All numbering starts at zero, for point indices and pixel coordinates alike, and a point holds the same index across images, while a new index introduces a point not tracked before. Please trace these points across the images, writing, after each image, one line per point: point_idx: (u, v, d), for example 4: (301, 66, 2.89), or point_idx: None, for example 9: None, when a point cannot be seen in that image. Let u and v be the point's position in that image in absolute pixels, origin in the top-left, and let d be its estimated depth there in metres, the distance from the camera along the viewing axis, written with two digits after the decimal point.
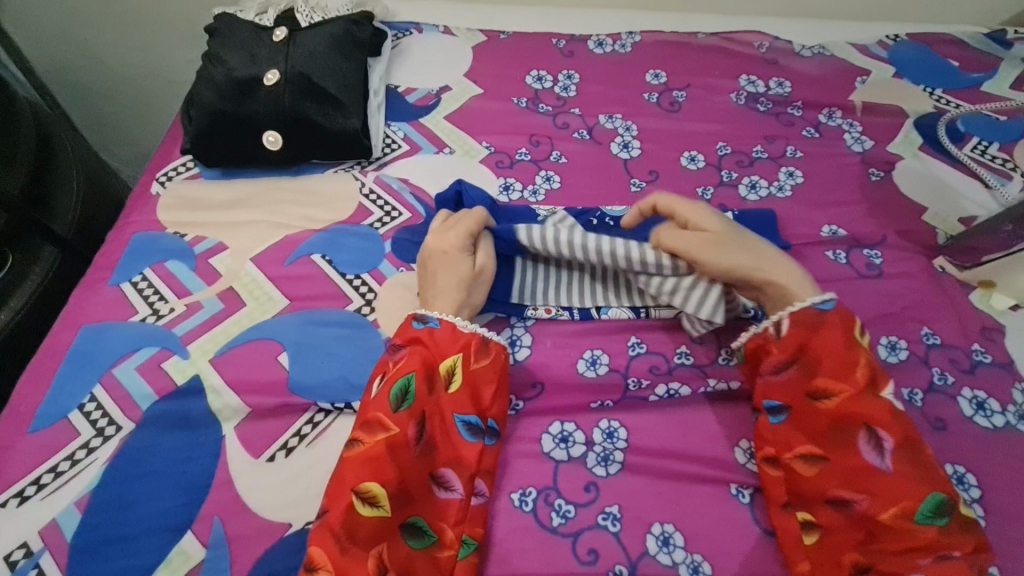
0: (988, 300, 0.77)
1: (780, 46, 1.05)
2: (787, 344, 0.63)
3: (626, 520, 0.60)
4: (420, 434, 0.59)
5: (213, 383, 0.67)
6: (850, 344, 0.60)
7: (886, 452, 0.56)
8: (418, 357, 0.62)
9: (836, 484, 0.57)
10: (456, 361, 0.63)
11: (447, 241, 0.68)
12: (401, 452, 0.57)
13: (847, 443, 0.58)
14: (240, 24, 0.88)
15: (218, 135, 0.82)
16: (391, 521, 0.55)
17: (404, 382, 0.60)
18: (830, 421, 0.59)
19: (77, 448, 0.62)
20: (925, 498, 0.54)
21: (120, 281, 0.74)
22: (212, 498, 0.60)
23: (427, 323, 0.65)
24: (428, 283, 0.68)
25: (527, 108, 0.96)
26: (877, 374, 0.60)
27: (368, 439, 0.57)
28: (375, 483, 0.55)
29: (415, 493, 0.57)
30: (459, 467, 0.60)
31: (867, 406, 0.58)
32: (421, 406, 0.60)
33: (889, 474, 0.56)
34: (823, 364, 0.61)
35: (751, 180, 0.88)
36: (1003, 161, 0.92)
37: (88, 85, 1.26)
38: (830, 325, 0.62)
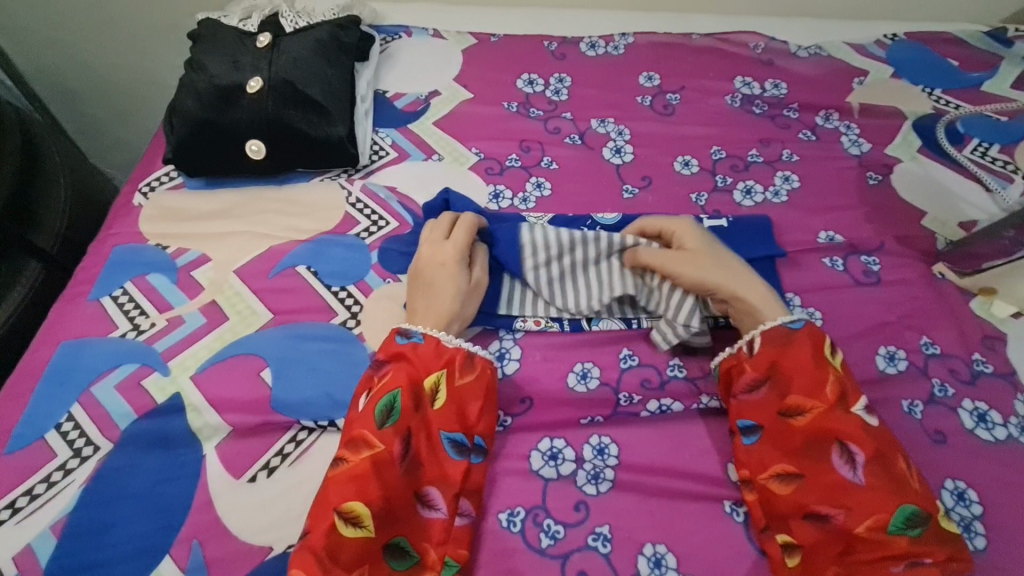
0: (989, 307, 0.75)
1: (776, 46, 1.03)
2: (759, 361, 0.62)
3: (616, 541, 0.59)
4: (406, 450, 0.58)
5: (194, 401, 0.65)
6: (819, 361, 0.60)
7: (858, 466, 0.56)
8: (405, 372, 0.60)
9: (813, 500, 0.56)
10: (440, 377, 0.61)
11: (444, 255, 0.68)
12: (387, 471, 0.56)
13: (821, 458, 0.57)
14: (223, 30, 0.86)
15: (200, 144, 0.80)
16: (375, 540, 0.54)
17: (389, 399, 0.59)
18: (804, 438, 0.59)
19: (53, 470, 0.61)
20: (896, 509, 0.54)
21: (100, 295, 0.73)
22: (192, 521, 0.59)
23: (411, 338, 0.63)
24: (419, 295, 0.67)
25: (517, 113, 0.94)
26: (847, 389, 0.59)
27: (353, 458, 0.56)
28: (358, 502, 0.54)
29: (399, 512, 0.55)
30: (443, 485, 0.58)
31: (840, 421, 0.58)
32: (406, 423, 0.58)
33: (863, 488, 0.55)
34: (795, 381, 0.60)
35: (747, 185, 0.86)
36: (1005, 163, 0.89)
37: (75, 91, 1.24)
38: (799, 343, 0.62)
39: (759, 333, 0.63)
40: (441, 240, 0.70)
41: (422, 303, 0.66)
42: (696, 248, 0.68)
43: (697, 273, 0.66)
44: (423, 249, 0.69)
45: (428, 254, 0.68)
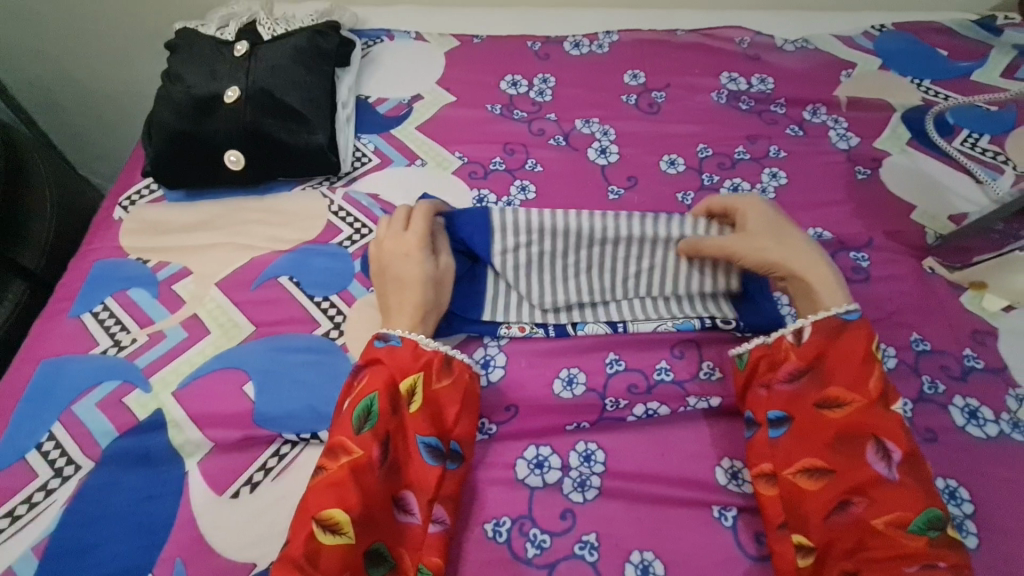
0: (980, 301, 0.74)
1: (762, 41, 1.02)
2: (805, 351, 0.61)
3: (603, 549, 0.58)
4: (384, 456, 0.57)
5: (176, 417, 0.65)
6: (867, 357, 0.59)
7: (892, 464, 0.55)
8: (382, 373, 0.60)
9: (837, 493, 0.55)
10: (416, 381, 0.60)
11: (407, 244, 0.67)
12: (366, 476, 0.55)
13: (853, 454, 0.56)
14: (200, 39, 0.85)
15: (179, 156, 0.80)
16: (354, 547, 0.53)
17: (366, 403, 0.58)
18: (835, 433, 0.57)
19: (35, 490, 0.60)
20: (922, 510, 0.53)
21: (81, 312, 0.72)
22: (175, 539, 0.58)
23: (389, 342, 0.62)
24: (389, 292, 0.66)
25: (501, 115, 0.93)
26: (888, 387, 0.58)
27: (333, 464, 0.56)
28: (338, 509, 0.53)
29: (377, 517, 0.55)
30: (418, 490, 0.57)
31: (878, 418, 0.57)
32: (384, 426, 0.58)
33: (894, 485, 0.54)
34: (838, 375, 0.59)
35: (733, 183, 0.85)
36: (995, 154, 0.89)
37: (59, 103, 1.22)
38: (851, 334, 0.60)
39: (811, 321, 0.62)
40: (400, 232, 0.68)
41: (393, 301, 0.65)
42: (758, 228, 0.68)
43: (760, 253, 0.66)
44: (381, 244, 0.68)
45: (389, 248, 0.67)
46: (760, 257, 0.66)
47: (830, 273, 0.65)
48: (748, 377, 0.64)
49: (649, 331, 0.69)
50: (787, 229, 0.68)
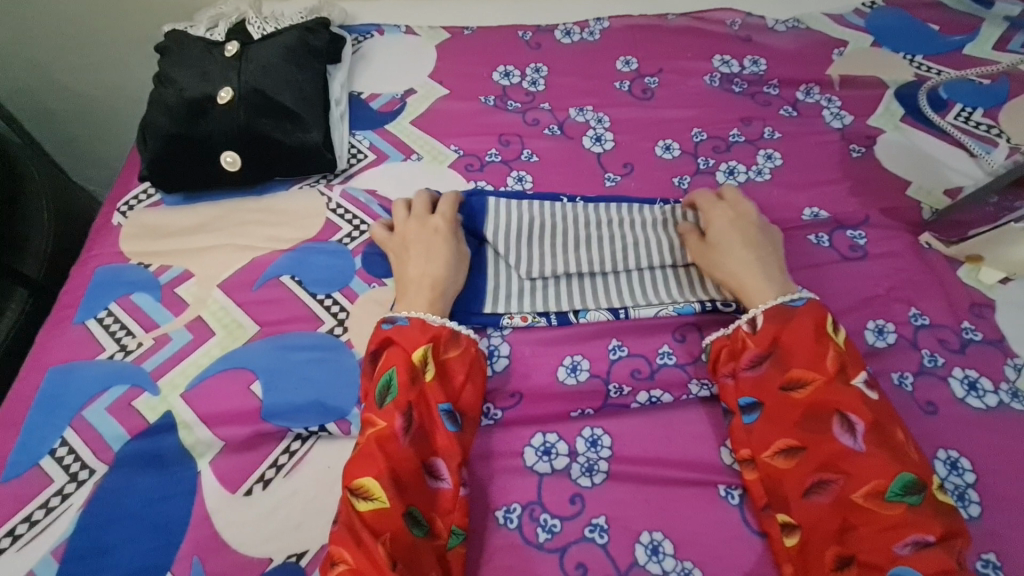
0: (976, 275, 0.75)
1: (753, 22, 1.02)
2: (761, 337, 0.62)
3: (613, 531, 0.59)
4: (408, 424, 0.57)
5: (186, 419, 0.65)
6: (819, 337, 0.60)
7: (858, 435, 0.56)
8: (399, 349, 0.61)
9: (811, 471, 0.57)
10: (427, 352, 0.61)
11: (433, 225, 0.72)
12: (391, 444, 0.56)
13: (821, 429, 0.57)
14: (189, 41, 0.85)
15: (175, 160, 0.80)
16: (393, 509, 0.54)
17: (387, 377, 0.59)
18: (801, 412, 0.59)
19: (51, 495, 0.61)
20: (895, 477, 0.54)
21: (85, 318, 0.72)
22: (190, 537, 0.59)
23: (396, 323, 0.63)
24: (409, 262, 0.69)
25: (495, 106, 0.93)
26: (847, 362, 0.59)
27: (362, 438, 0.57)
28: (370, 478, 0.54)
29: (407, 483, 0.55)
30: (448, 456, 0.58)
31: (838, 393, 0.58)
32: (406, 397, 0.58)
33: (864, 457, 0.55)
34: (794, 356, 0.60)
35: (729, 165, 0.86)
36: (989, 127, 0.89)
37: (53, 112, 1.22)
38: (800, 317, 0.62)
39: (760, 312, 0.63)
40: (426, 216, 0.73)
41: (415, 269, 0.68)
42: (718, 236, 0.70)
43: (711, 251, 0.69)
44: (406, 224, 0.73)
45: (416, 228, 0.72)
46: (710, 259, 0.69)
47: (773, 275, 0.67)
48: (715, 368, 0.65)
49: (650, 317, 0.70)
50: (750, 231, 0.70)
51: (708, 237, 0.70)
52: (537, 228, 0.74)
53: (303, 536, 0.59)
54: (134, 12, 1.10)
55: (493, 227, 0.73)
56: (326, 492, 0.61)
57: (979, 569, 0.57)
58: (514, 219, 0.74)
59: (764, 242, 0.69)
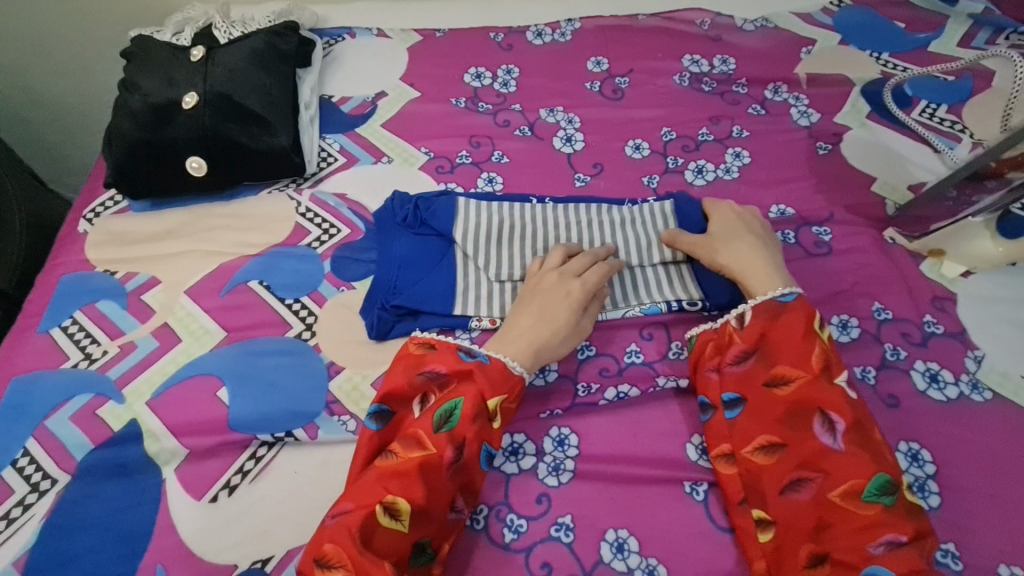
0: (939, 269, 0.76)
1: (722, 21, 1.03)
2: (749, 333, 0.63)
3: (579, 529, 0.59)
4: (457, 458, 0.57)
5: (151, 426, 0.65)
6: (808, 334, 0.61)
7: (838, 434, 0.57)
8: (474, 385, 0.60)
9: (790, 468, 0.57)
10: (501, 401, 0.60)
11: (571, 289, 0.66)
12: (433, 472, 0.56)
13: (802, 427, 0.58)
14: (155, 46, 0.84)
15: (141, 166, 0.79)
16: (409, 536, 0.54)
17: (451, 406, 0.59)
18: (785, 410, 0.59)
19: (12, 506, 0.60)
20: (871, 477, 0.54)
21: (50, 327, 0.72)
22: (155, 545, 0.59)
23: (476, 357, 0.62)
24: (525, 312, 0.66)
25: (466, 108, 0.93)
26: (831, 361, 0.60)
27: (403, 454, 0.57)
28: (404, 500, 0.54)
29: (435, 514, 0.55)
30: (474, 495, 0.58)
31: (823, 392, 0.58)
32: (463, 432, 0.58)
33: (841, 456, 0.56)
34: (783, 354, 0.61)
35: (698, 164, 0.86)
36: (952, 123, 0.91)
37: (23, 118, 1.20)
38: (791, 313, 0.62)
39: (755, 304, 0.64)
40: (571, 276, 0.67)
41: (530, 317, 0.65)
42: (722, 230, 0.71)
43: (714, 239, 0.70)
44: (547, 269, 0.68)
45: (554, 280, 0.67)
46: (713, 248, 0.69)
47: (775, 266, 0.67)
48: (698, 363, 0.66)
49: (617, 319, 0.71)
50: (753, 225, 0.72)
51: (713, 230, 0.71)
52: (507, 230, 0.74)
53: (270, 543, 0.59)
54: (105, 17, 1.09)
55: (463, 227, 0.74)
56: (294, 498, 0.61)
57: (939, 559, 0.58)
58: (484, 220, 0.74)
59: (767, 240, 0.71)
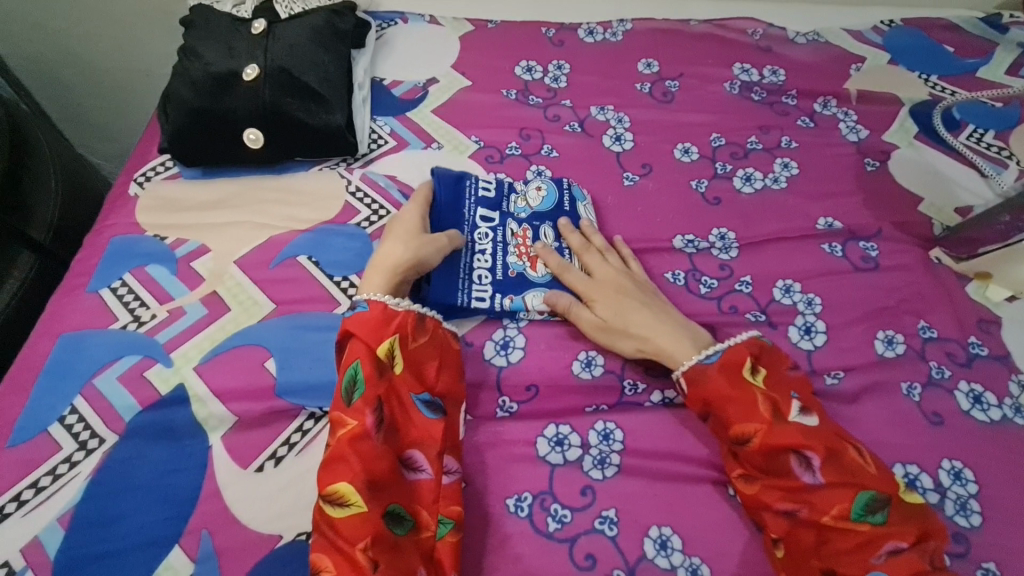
0: (984, 292, 0.77)
1: (774, 33, 1.03)
2: (693, 399, 0.61)
3: (623, 524, 0.60)
4: (379, 420, 0.56)
5: (198, 392, 0.65)
6: (739, 385, 0.59)
7: (816, 469, 0.55)
8: (358, 342, 0.58)
9: (775, 498, 0.55)
10: (393, 345, 0.60)
11: (409, 226, 0.69)
12: (362, 444, 0.54)
13: (779, 470, 0.56)
14: (216, 16, 0.84)
15: (198, 134, 0.79)
16: (370, 513, 0.51)
17: (351, 372, 0.57)
18: (760, 460, 0.56)
19: (59, 462, 0.61)
20: (855, 498, 0.53)
21: (99, 287, 0.72)
22: (200, 510, 0.59)
23: (355, 310, 0.61)
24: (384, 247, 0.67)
25: (516, 100, 0.93)
26: (777, 398, 0.58)
27: (332, 442, 0.55)
28: (343, 483, 0.52)
29: (386, 480, 0.53)
30: (426, 446, 0.57)
31: (782, 435, 0.56)
32: (373, 392, 0.56)
33: (822, 490, 0.54)
34: (727, 411, 0.59)
35: (747, 172, 0.86)
36: (999, 149, 0.91)
37: (61, 79, 1.19)
38: (715, 376, 0.60)
39: (684, 372, 0.62)
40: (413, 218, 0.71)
41: (392, 253, 0.66)
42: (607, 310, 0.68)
43: (605, 326, 0.67)
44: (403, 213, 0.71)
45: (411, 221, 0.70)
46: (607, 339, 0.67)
47: (684, 327, 0.66)
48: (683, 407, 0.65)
49: (444, 294, 0.69)
50: (625, 287, 0.69)
51: (599, 310, 0.68)
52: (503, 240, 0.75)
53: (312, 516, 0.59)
54: None
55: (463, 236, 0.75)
56: None
57: None
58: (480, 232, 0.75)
59: (647, 298, 0.68)
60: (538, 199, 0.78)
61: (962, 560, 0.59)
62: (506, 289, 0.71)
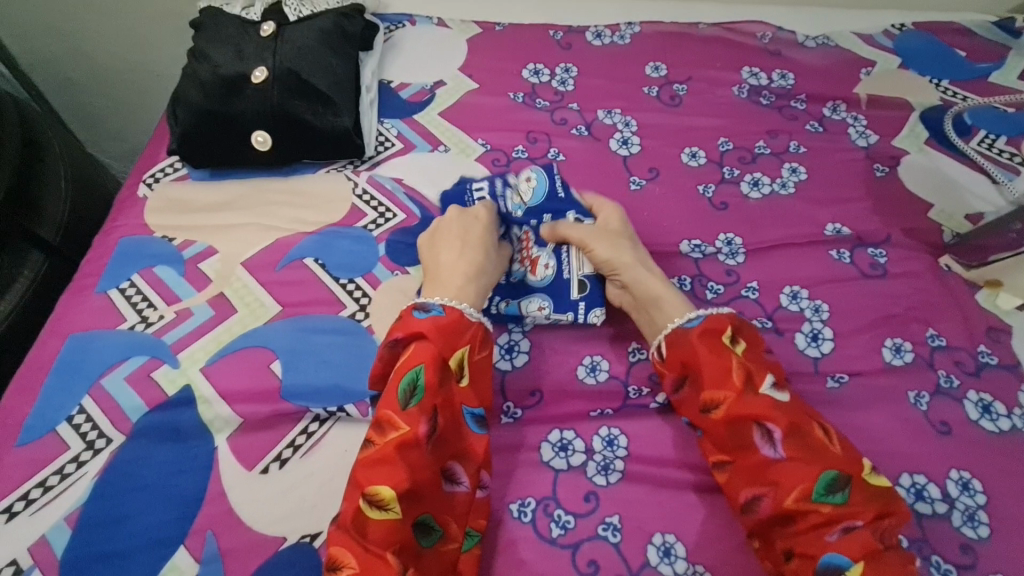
0: (994, 300, 0.76)
1: (783, 36, 1.03)
2: (670, 362, 0.62)
3: (626, 531, 0.59)
4: (432, 429, 0.54)
5: (204, 393, 0.65)
6: (716, 350, 0.59)
7: (777, 443, 0.53)
8: (430, 347, 0.57)
9: (742, 482, 0.54)
10: (464, 355, 0.59)
11: (461, 228, 0.69)
12: (412, 452, 0.53)
13: (743, 442, 0.55)
14: (226, 19, 0.85)
15: (206, 135, 0.80)
16: (404, 521, 0.51)
17: (412, 376, 0.55)
18: (726, 431, 0.56)
19: (67, 462, 0.61)
20: (818, 477, 0.51)
21: (108, 288, 0.72)
22: (206, 512, 0.59)
23: (429, 313, 0.60)
24: (439, 255, 0.67)
25: (523, 103, 0.93)
26: (751, 370, 0.57)
27: (380, 440, 0.53)
28: (386, 486, 0.51)
29: (426, 491, 0.52)
30: (466, 460, 0.56)
31: (749, 406, 0.55)
32: (431, 401, 0.55)
33: (785, 465, 0.52)
34: (701, 375, 0.58)
35: (754, 177, 0.86)
36: (1011, 155, 0.90)
37: (74, 81, 1.21)
38: (693, 337, 0.60)
39: (664, 335, 0.63)
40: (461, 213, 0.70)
41: (452, 263, 0.65)
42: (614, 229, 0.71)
43: (604, 232, 0.69)
44: (467, 215, 0.70)
45: (454, 218, 0.70)
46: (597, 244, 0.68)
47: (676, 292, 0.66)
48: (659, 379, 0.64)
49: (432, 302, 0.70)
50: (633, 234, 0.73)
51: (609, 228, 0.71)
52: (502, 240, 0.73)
53: (317, 518, 0.59)
54: None
55: None
56: (344, 475, 0.61)
57: None
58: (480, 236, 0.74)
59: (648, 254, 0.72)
60: (530, 192, 0.74)
61: (969, 571, 0.58)
62: (506, 293, 0.71)
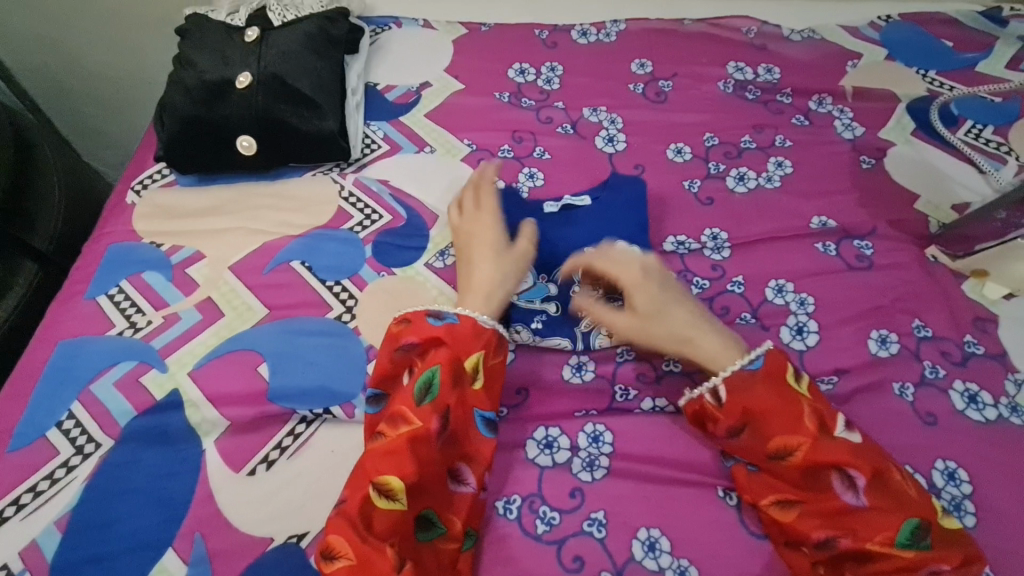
0: (981, 290, 0.76)
1: (768, 31, 1.03)
2: (730, 410, 0.59)
3: (612, 526, 0.60)
4: (443, 426, 0.57)
5: (192, 397, 0.66)
6: (788, 400, 0.57)
7: (860, 491, 0.53)
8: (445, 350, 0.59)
9: (813, 525, 0.54)
10: (480, 358, 0.61)
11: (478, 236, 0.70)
12: (422, 446, 0.55)
13: (822, 487, 0.54)
14: (210, 26, 0.85)
15: (192, 141, 0.80)
16: (408, 514, 0.53)
17: (428, 374, 0.58)
18: (799, 476, 0.55)
19: (56, 467, 0.62)
20: (902, 525, 0.51)
21: (97, 294, 0.73)
22: (194, 513, 0.60)
23: (445, 319, 0.62)
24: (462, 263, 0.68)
25: (509, 103, 0.93)
26: (826, 416, 0.56)
27: (389, 432, 0.56)
28: (395, 477, 0.53)
29: (429, 486, 0.54)
30: (473, 461, 0.58)
31: (828, 453, 0.54)
32: (444, 399, 0.57)
33: (865, 513, 0.52)
34: (771, 425, 0.57)
35: (740, 171, 0.86)
36: (998, 144, 0.90)
37: (67, 90, 1.22)
38: (761, 387, 0.58)
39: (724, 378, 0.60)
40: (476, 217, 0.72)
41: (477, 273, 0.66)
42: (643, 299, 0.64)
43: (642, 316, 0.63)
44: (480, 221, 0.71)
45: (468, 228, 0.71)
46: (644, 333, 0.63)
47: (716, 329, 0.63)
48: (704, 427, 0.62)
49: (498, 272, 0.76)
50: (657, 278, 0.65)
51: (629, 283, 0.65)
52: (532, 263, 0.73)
53: (304, 520, 0.60)
54: None
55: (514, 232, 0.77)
56: (330, 475, 0.62)
57: None
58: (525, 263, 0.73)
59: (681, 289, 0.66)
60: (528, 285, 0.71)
61: None
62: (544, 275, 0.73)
